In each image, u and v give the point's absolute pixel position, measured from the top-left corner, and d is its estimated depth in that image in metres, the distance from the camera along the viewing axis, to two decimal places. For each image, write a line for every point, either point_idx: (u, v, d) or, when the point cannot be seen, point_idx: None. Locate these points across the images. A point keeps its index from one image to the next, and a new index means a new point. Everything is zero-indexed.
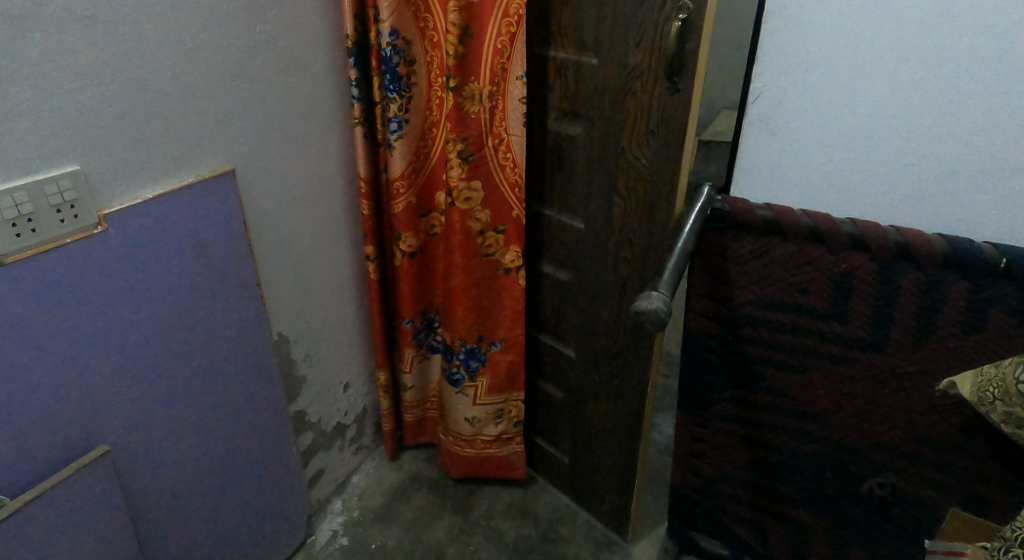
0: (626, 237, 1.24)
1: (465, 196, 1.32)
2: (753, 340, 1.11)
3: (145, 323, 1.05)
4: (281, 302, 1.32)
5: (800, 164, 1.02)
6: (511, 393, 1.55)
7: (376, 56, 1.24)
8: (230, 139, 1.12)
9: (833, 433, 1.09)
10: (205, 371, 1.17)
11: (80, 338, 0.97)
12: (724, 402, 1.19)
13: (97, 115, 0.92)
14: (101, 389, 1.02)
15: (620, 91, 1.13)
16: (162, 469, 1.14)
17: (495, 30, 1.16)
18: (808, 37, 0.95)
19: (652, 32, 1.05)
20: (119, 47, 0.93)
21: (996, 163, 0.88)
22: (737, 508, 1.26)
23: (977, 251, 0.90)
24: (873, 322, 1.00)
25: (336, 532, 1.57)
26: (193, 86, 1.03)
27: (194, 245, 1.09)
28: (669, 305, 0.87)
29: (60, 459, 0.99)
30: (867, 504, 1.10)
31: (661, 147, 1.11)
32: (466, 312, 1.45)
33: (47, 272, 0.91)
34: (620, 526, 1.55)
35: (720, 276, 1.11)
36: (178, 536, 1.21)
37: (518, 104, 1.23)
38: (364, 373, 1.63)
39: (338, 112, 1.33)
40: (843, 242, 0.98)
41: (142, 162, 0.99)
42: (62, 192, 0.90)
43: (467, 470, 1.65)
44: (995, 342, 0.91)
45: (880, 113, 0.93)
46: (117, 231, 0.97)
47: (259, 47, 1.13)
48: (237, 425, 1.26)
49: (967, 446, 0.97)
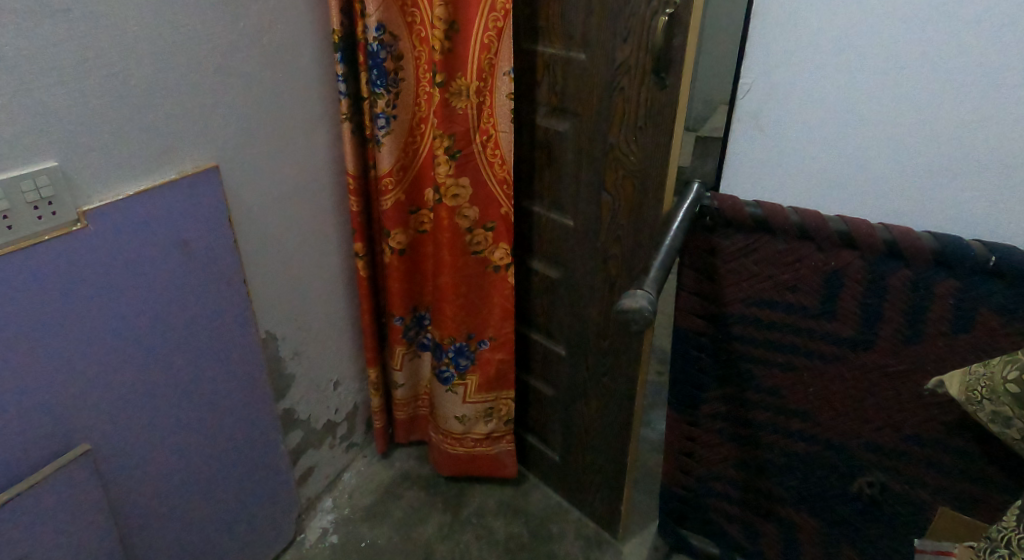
0: (615, 234, 1.23)
1: (453, 193, 1.30)
2: (743, 338, 1.10)
3: (128, 320, 1.04)
4: (268, 299, 1.31)
5: (790, 161, 1.01)
6: (500, 392, 1.54)
7: (363, 50, 1.23)
8: (214, 134, 1.11)
9: (822, 432, 1.09)
10: (190, 368, 1.16)
11: (62, 336, 0.96)
12: (714, 400, 1.18)
13: (74, 110, 0.91)
14: (82, 390, 1.00)
15: (609, 86, 1.12)
16: (146, 468, 1.13)
17: (482, 25, 1.15)
18: (798, 32, 0.93)
19: (639, 27, 1.04)
20: (96, 40, 0.91)
21: (988, 159, 0.87)
22: (726, 506, 1.26)
23: (968, 249, 0.88)
24: (863, 321, 0.99)
25: (325, 530, 1.56)
26: (176, 81, 1.02)
27: (177, 243, 1.07)
28: (656, 304, 0.85)
29: (39, 460, 0.98)
30: (858, 502, 1.09)
31: (649, 143, 1.10)
32: (456, 309, 1.43)
33: (25, 269, 0.90)
34: (612, 523, 1.54)
35: (709, 273, 1.10)
36: (164, 535, 1.20)
37: (506, 100, 1.21)
38: (353, 370, 1.62)
39: (325, 107, 1.31)
40: (833, 240, 0.97)
41: (123, 158, 0.99)
42: (39, 188, 0.89)
43: (458, 468, 1.65)
44: (984, 339, 0.91)
45: (871, 109, 0.92)
46: (96, 228, 0.96)
47: (243, 41, 1.11)
48: (225, 422, 1.25)
49: (957, 445, 0.96)
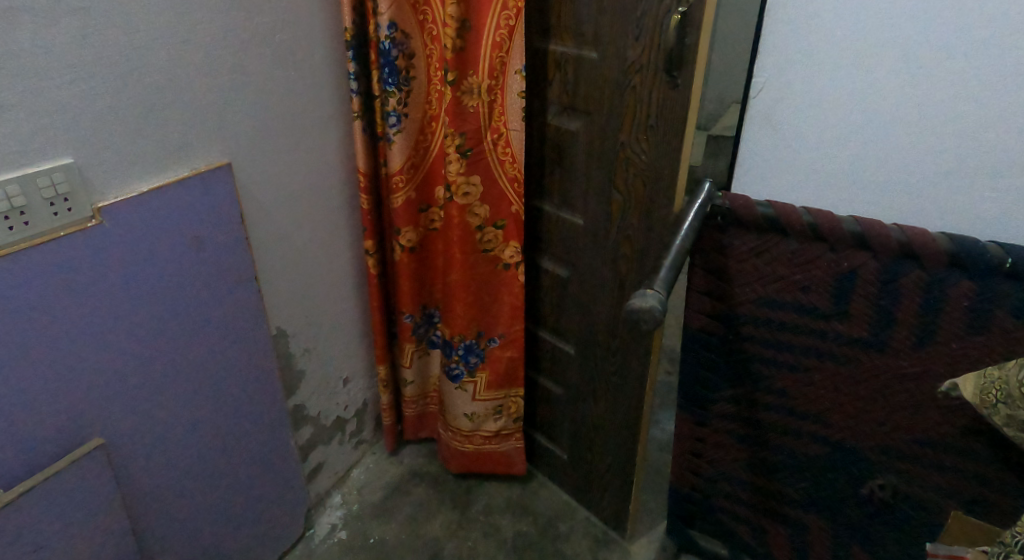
0: (626, 233, 1.22)
1: (464, 191, 1.31)
2: (754, 339, 1.10)
3: (140, 316, 1.05)
4: (279, 296, 1.32)
5: (802, 161, 1.00)
6: (509, 389, 1.54)
7: (375, 49, 1.23)
8: (226, 132, 1.11)
9: (834, 433, 1.08)
10: (201, 363, 1.16)
11: (75, 331, 0.97)
12: (724, 401, 1.17)
13: (90, 108, 0.92)
14: (94, 385, 1.01)
15: (620, 85, 1.12)
16: (158, 462, 1.14)
17: (494, 23, 1.15)
18: (813, 32, 0.92)
19: (651, 26, 1.04)
20: (111, 38, 0.92)
21: (1001, 160, 0.86)
22: (736, 507, 1.25)
23: (983, 250, 0.87)
24: (876, 322, 0.98)
25: (335, 526, 1.57)
26: (188, 78, 1.03)
27: (190, 240, 1.08)
28: (666, 304, 0.85)
29: (53, 453, 0.99)
30: (869, 505, 1.08)
31: (660, 143, 1.10)
32: (466, 307, 1.43)
33: (39, 265, 0.91)
34: (620, 523, 1.54)
35: (719, 273, 1.09)
36: (175, 528, 1.21)
37: (518, 98, 1.21)
38: (363, 367, 1.63)
39: (337, 105, 1.32)
40: (845, 240, 0.96)
41: (138, 155, 0.99)
42: (55, 184, 0.90)
43: (466, 465, 1.65)
44: (1000, 342, 0.90)
45: (885, 109, 0.91)
46: (111, 224, 0.97)
47: (257, 40, 1.12)
48: (236, 417, 1.26)
49: (969, 448, 0.96)
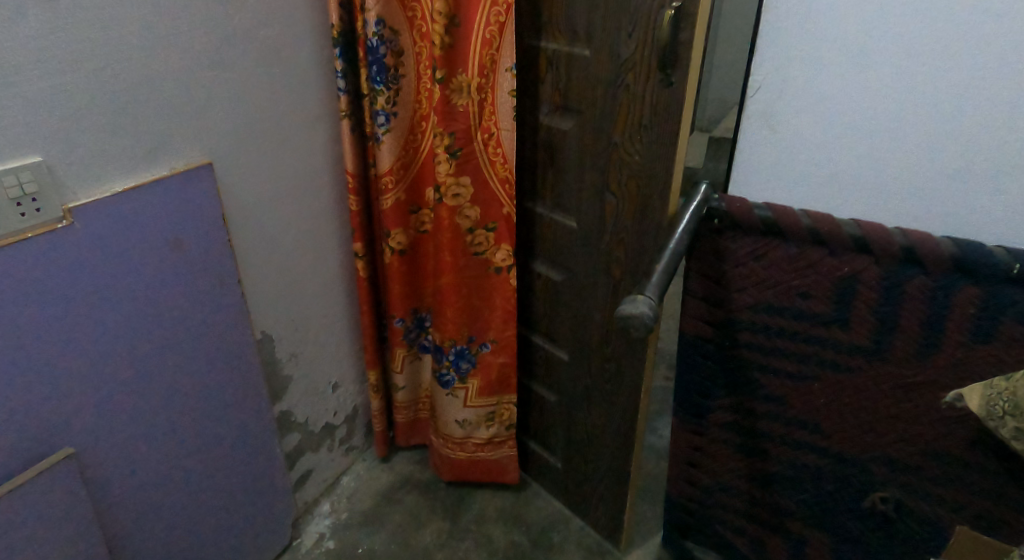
0: (619, 236, 1.19)
1: (453, 193, 1.27)
2: (752, 346, 1.06)
3: (116, 320, 1.01)
4: (264, 300, 1.28)
5: (802, 162, 0.96)
6: (501, 396, 1.50)
7: (363, 46, 1.20)
8: (207, 131, 1.08)
9: (833, 444, 1.04)
10: (181, 369, 1.13)
11: (45, 336, 0.93)
12: (720, 409, 1.13)
13: (59, 105, 0.89)
14: (66, 392, 0.98)
15: (613, 83, 1.08)
16: (135, 470, 1.11)
17: (484, 20, 1.11)
18: (813, 27, 0.89)
19: (644, 22, 1.00)
20: (83, 32, 0.89)
21: (1011, 162, 0.82)
22: (733, 519, 1.21)
23: (989, 255, 0.84)
24: (877, 329, 0.94)
25: (322, 535, 1.54)
26: (166, 75, 1.00)
27: (168, 242, 1.05)
28: (657, 311, 0.81)
29: (23, 463, 0.96)
30: (870, 518, 1.04)
31: (654, 143, 1.06)
32: (457, 312, 1.40)
33: (6, 267, 0.87)
34: (615, 533, 1.50)
35: (716, 278, 1.05)
36: (154, 539, 1.17)
37: (508, 97, 1.18)
38: (353, 372, 1.60)
39: (324, 104, 1.29)
40: (846, 244, 0.93)
41: (111, 154, 0.96)
42: (22, 183, 0.86)
43: (458, 473, 1.61)
44: (1007, 351, 0.86)
45: (888, 107, 0.87)
46: (83, 226, 0.94)
47: (239, 36, 1.09)
48: (218, 423, 1.23)
49: (975, 461, 0.92)
